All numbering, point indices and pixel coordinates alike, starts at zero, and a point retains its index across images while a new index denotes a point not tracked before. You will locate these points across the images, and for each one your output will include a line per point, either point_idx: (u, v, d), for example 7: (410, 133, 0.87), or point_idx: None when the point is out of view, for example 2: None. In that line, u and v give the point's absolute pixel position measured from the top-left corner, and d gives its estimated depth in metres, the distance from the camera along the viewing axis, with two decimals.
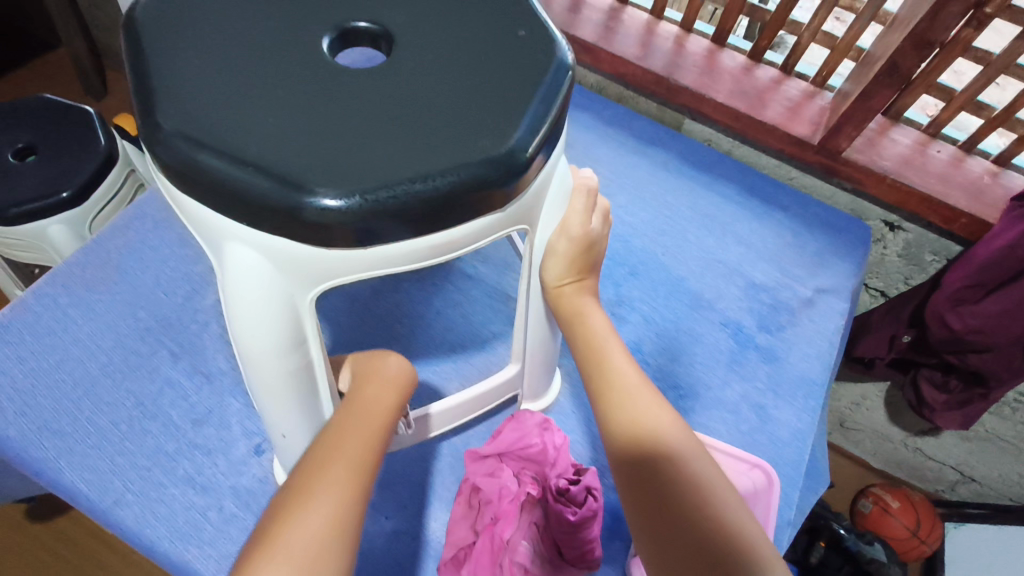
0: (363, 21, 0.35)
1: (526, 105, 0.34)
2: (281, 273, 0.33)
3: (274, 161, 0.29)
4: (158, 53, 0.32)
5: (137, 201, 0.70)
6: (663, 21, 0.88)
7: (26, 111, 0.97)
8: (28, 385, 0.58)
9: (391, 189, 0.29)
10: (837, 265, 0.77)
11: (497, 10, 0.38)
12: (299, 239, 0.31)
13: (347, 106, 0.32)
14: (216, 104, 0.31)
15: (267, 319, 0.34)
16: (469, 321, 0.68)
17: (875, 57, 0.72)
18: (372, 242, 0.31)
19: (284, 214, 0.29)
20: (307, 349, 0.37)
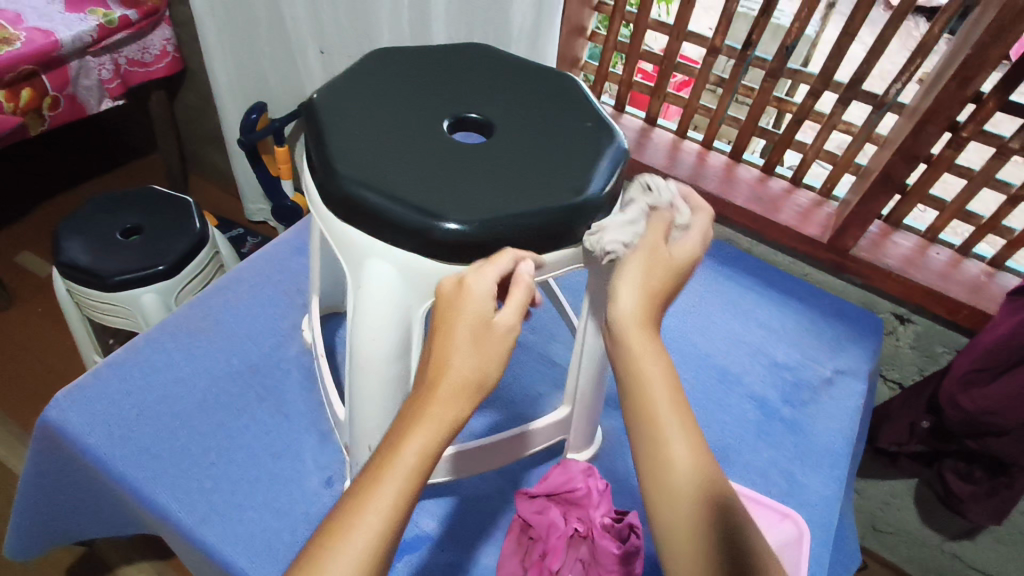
0: (475, 112, 0.50)
1: (597, 171, 0.47)
2: (408, 285, 0.44)
3: (416, 197, 0.42)
4: (330, 125, 0.47)
5: (237, 266, 0.82)
6: (686, 139, 1.03)
7: (136, 197, 1.12)
8: (135, 414, 0.66)
9: (500, 220, 0.42)
10: (855, 351, 0.85)
11: (573, 110, 0.52)
12: (428, 255, 0.43)
13: (464, 167, 0.45)
14: (373, 160, 0.44)
15: (387, 323, 0.45)
16: (519, 382, 0.76)
17: (871, 170, 0.84)
18: (483, 258, 0.43)
19: (419, 234, 0.41)
20: (410, 356, 0.47)
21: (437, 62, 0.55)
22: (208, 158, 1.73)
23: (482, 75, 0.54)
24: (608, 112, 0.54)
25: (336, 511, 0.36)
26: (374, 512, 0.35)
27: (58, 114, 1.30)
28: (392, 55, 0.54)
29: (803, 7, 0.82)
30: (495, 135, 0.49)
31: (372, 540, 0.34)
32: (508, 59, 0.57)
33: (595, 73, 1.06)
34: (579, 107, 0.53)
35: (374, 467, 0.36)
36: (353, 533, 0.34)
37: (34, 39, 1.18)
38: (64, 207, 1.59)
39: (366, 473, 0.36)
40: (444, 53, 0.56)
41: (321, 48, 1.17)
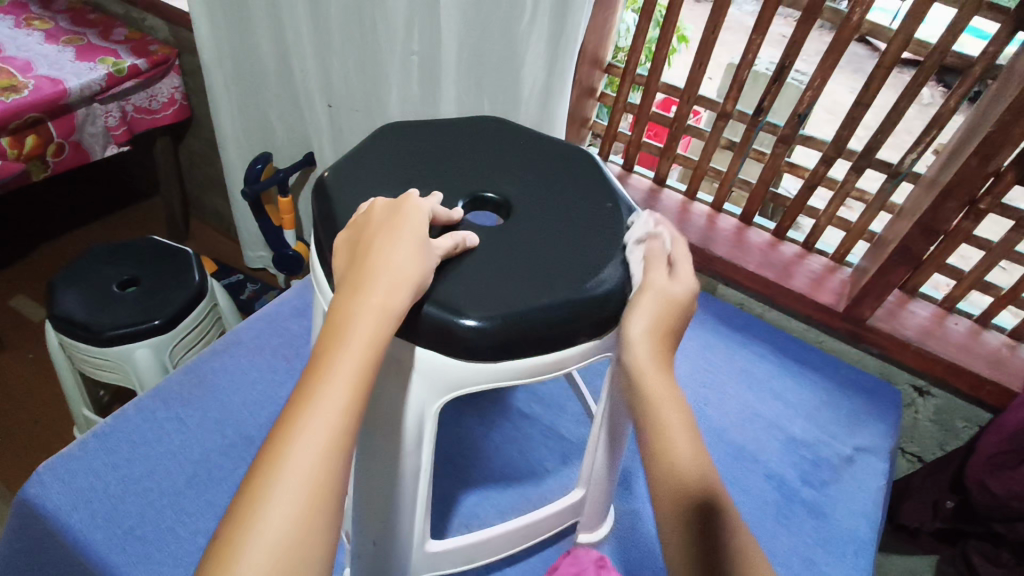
0: (491, 194, 0.53)
1: (615, 261, 0.47)
2: (425, 382, 0.45)
3: (435, 292, 0.44)
4: (348, 212, 0.49)
5: (235, 328, 0.79)
6: (696, 201, 1.01)
7: (134, 247, 1.10)
8: (120, 491, 0.63)
9: (519, 315, 0.43)
10: (874, 426, 0.81)
11: (591, 192, 0.54)
12: (446, 352, 0.44)
13: (486, 258, 0.47)
14: None
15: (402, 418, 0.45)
16: (526, 457, 0.73)
17: (887, 240, 0.82)
18: (503, 357, 0.44)
19: (442, 331, 0.43)
20: (422, 450, 0.47)
21: (456, 140, 0.58)
22: (210, 203, 1.72)
23: (500, 154, 0.57)
24: (626, 193, 0.55)
25: (247, 480, 0.35)
26: (291, 473, 0.35)
27: (61, 160, 1.29)
28: (411, 131, 0.58)
29: (815, 77, 0.82)
30: (511, 218, 0.51)
31: (297, 498, 0.34)
32: (524, 135, 0.60)
33: (603, 133, 1.06)
34: (596, 189, 0.54)
35: (277, 434, 0.36)
36: (293, 448, 0.35)
37: (43, 87, 1.19)
38: (61, 251, 1.57)
39: (271, 441, 0.36)
40: (463, 131, 0.59)
41: (328, 102, 1.17)
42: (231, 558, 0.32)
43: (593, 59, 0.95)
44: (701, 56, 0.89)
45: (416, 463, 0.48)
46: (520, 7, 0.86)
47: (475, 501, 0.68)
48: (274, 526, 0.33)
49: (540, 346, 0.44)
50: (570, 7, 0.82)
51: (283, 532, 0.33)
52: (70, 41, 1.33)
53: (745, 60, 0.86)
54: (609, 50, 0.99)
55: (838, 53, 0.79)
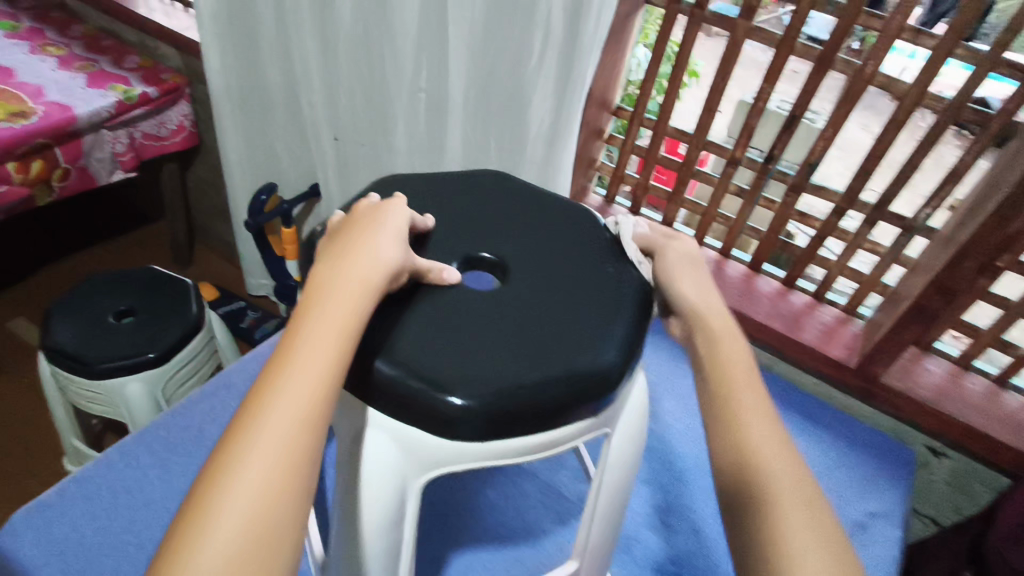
0: (487, 253, 0.52)
1: (621, 328, 0.47)
2: (409, 459, 0.44)
3: (422, 365, 0.42)
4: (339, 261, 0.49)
5: (228, 368, 0.78)
6: (703, 246, 1.00)
7: (133, 277, 1.09)
8: (97, 542, 0.61)
9: (514, 393, 0.41)
10: (885, 492, 0.79)
11: (595, 256, 0.54)
12: (432, 431, 0.42)
13: (477, 327, 0.46)
14: (384, 320, 0.45)
15: (384, 496, 0.43)
16: (521, 515, 0.70)
17: (902, 295, 0.80)
18: (493, 437, 0.42)
19: (425, 408, 0.41)
20: (404, 525, 0.45)
21: (453, 195, 0.58)
22: (215, 229, 1.72)
23: (498, 211, 0.57)
24: (633, 254, 0.55)
25: (237, 420, 0.37)
26: (272, 430, 0.36)
27: (67, 185, 1.29)
28: (419, 181, 0.59)
29: (828, 127, 0.80)
30: (507, 278, 0.51)
31: (286, 435, 0.36)
32: (525, 193, 0.60)
33: (611, 175, 1.04)
34: (595, 251, 0.54)
35: (245, 416, 0.37)
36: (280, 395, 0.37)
37: (51, 113, 1.19)
38: (63, 275, 1.56)
39: (260, 382, 0.38)
40: (471, 184, 0.60)
41: (335, 135, 1.17)
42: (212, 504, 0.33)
43: (602, 101, 0.94)
44: (711, 102, 0.88)
45: (400, 536, 0.45)
46: (528, 49, 0.85)
47: (467, 562, 0.65)
48: (259, 470, 0.35)
49: (535, 425, 0.42)
50: (578, 51, 0.82)
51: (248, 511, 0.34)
52: (82, 67, 1.34)
53: (756, 107, 0.84)
54: (618, 93, 0.98)
55: (851, 104, 0.78)
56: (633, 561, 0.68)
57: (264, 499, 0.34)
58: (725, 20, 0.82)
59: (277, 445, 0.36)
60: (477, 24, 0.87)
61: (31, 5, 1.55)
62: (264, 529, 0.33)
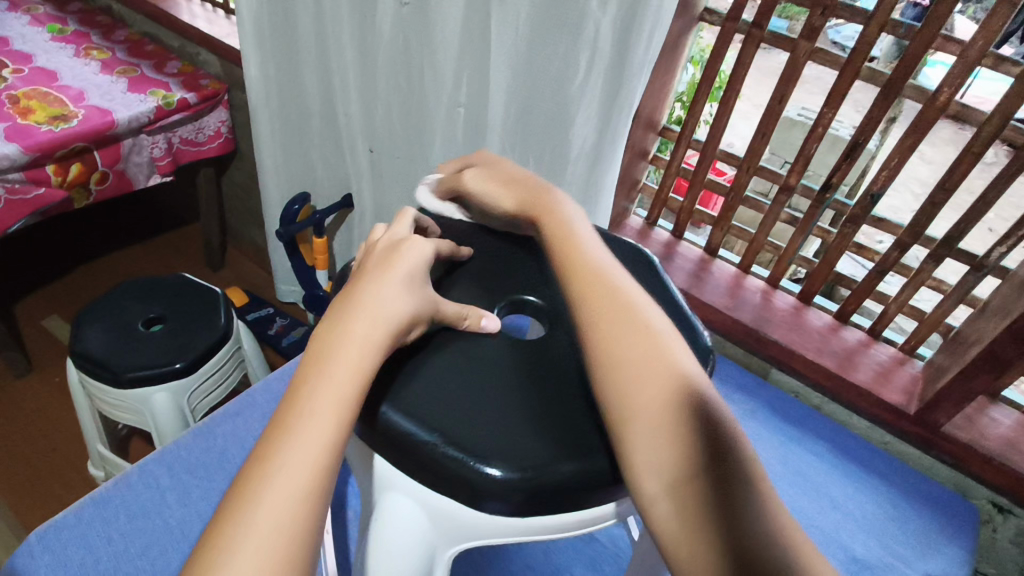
0: (532, 298, 0.56)
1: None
2: (441, 529, 0.44)
3: (461, 435, 0.42)
4: None
5: (250, 388, 0.76)
6: (749, 275, 0.94)
7: (163, 284, 1.08)
8: (111, 569, 0.58)
9: (554, 467, 0.41)
10: (945, 550, 0.72)
11: (648, 305, 0.53)
12: (467, 504, 0.41)
13: (520, 392, 0.46)
14: (429, 381, 0.46)
15: (415, 563, 0.43)
16: (552, 561, 0.66)
17: (970, 338, 0.74)
18: (530, 513, 0.41)
19: (461, 479, 0.41)
20: None
21: (499, 246, 0.61)
22: (248, 234, 1.72)
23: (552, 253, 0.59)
24: (688, 308, 0.54)
25: (241, 478, 0.37)
26: (272, 491, 0.36)
27: (104, 188, 1.29)
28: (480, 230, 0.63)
29: (893, 155, 0.75)
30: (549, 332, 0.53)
31: (288, 496, 0.36)
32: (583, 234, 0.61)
33: (653, 197, 1.00)
34: (650, 296, 0.54)
35: (238, 487, 0.36)
36: (282, 454, 0.37)
37: (91, 117, 1.20)
38: (97, 274, 1.58)
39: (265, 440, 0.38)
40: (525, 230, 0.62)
41: (370, 147, 1.15)
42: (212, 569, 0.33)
43: (649, 121, 0.90)
44: (765, 126, 0.83)
45: None
46: (573, 67, 0.82)
47: None
48: (259, 532, 0.34)
49: (572, 498, 0.42)
50: (627, 70, 0.78)
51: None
52: (124, 72, 1.35)
53: (814, 133, 0.79)
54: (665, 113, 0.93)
55: (920, 133, 0.72)
56: None
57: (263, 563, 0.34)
58: (784, 40, 0.78)
59: (277, 506, 0.35)
60: (521, 39, 0.84)
61: (79, 9, 1.58)
62: None
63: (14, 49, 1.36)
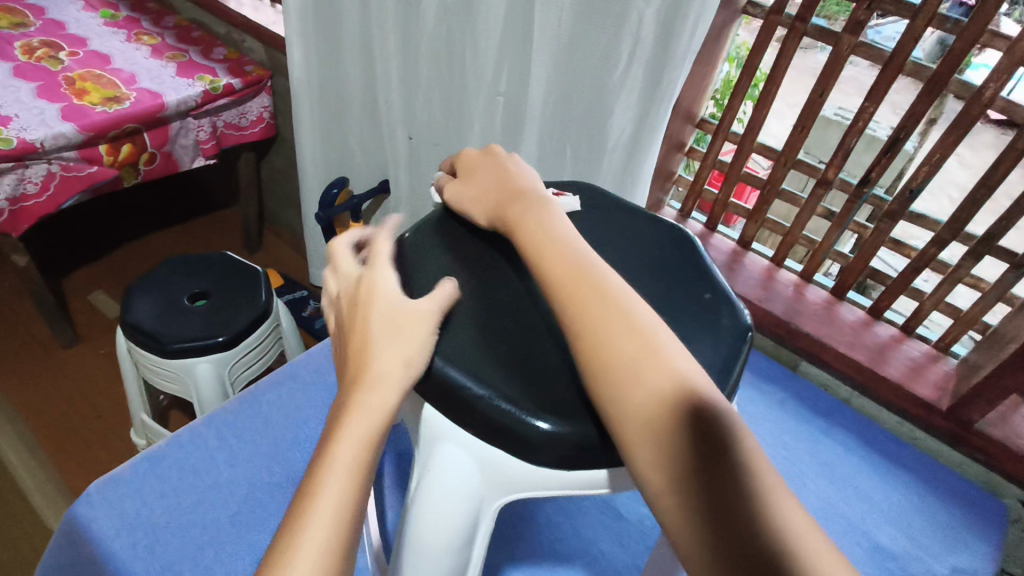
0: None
1: (712, 364, 0.47)
2: (488, 481, 0.46)
3: (510, 389, 0.45)
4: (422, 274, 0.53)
5: (294, 359, 0.79)
6: (782, 268, 0.95)
7: (207, 261, 1.12)
8: (166, 522, 0.62)
9: (599, 426, 0.44)
10: (972, 544, 0.73)
11: (688, 277, 0.54)
12: (516, 454, 0.45)
13: (562, 352, 0.49)
14: (473, 337, 0.48)
15: (462, 512, 0.46)
16: (581, 533, 0.68)
17: (1006, 337, 0.74)
18: (576, 466, 0.45)
19: (512, 429, 0.44)
20: (474, 543, 0.48)
21: None
22: (284, 217, 1.76)
23: (590, 223, 0.59)
24: (726, 282, 0.54)
25: (292, 506, 0.38)
26: (320, 516, 0.37)
27: (152, 168, 1.34)
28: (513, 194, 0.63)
29: (935, 151, 0.75)
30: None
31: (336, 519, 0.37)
32: (617, 207, 0.62)
33: (688, 188, 1.01)
34: (690, 268, 0.55)
35: (293, 516, 0.37)
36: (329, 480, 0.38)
37: (143, 100, 1.25)
38: (140, 252, 1.63)
39: (313, 466, 0.39)
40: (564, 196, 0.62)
41: (409, 134, 1.17)
42: None
43: (687, 113, 0.91)
44: (805, 119, 0.84)
45: (468, 557, 0.48)
46: (615, 57, 0.83)
47: None
48: (311, 558, 0.35)
49: (613, 458, 0.45)
50: (668, 61, 0.79)
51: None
52: (173, 57, 1.40)
53: (854, 127, 0.80)
54: (704, 105, 0.94)
55: (963, 129, 0.72)
56: None
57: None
58: (828, 35, 0.78)
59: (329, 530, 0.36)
60: (564, 29, 0.85)
61: None
62: None
63: (71, 32, 1.42)
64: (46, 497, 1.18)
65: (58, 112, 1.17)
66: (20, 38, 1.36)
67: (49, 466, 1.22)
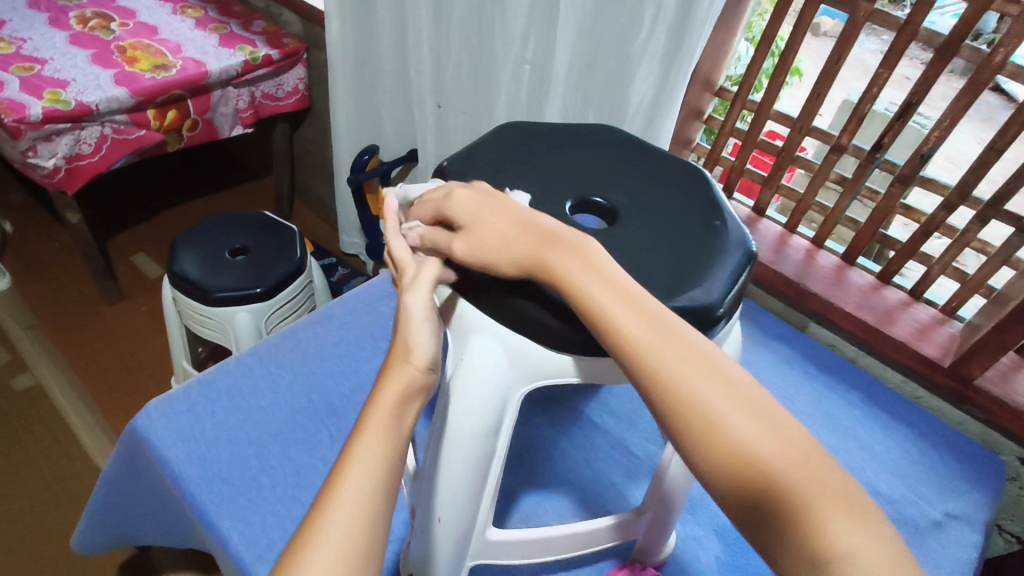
0: (600, 199, 0.59)
1: (720, 276, 0.52)
2: (517, 372, 0.51)
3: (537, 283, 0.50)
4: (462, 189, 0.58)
5: (330, 303, 0.86)
6: (795, 234, 0.98)
7: (247, 220, 1.19)
8: (215, 437, 0.69)
9: None
10: (968, 493, 0.76)
11: (701, 207, 0.59)
12: (545, 341, 0.49)
13: None
14: None
15: (492, 398, 0.51)
16: (591, 466, 0.74)
17: (1008, 296, 0.76)
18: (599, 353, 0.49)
19: (541, 316, 0.49)
20: (500, 435, 0.52)
21: (552, 139, 0.66)
22: (315, 189, 1.83)
23: (610, 160, 0.64)
24: (734, 212, 0.59)
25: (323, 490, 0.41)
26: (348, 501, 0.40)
27: (194, 135, 1.41)
28: (534, 130, 0.67)
29: (945, 116, 0.78)
30: (619, 221, 0.57)
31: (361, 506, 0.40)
32: (635, 147, 0.66)
33: (706, 156, 1.05)
34: (702, 200, 0.60)
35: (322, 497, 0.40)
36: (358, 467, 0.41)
37: (188, 67, 1.31)
38: (179, 218, 1.71)
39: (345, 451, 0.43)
40: (585, 136, 0.67)
41: (438, 102, 1.23)
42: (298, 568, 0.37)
43: (706, 81, 0.94)
44: (820, 87, 0.87)
45: (493, 448, 0.52)
46: (638, 23, 0.87)
47: (536, 501, 0.70)
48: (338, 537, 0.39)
49: None
50: (689, 27, 0.82)
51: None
52: (216, 29, 1.46)
53: (868, 94, 0.83)
54: (723, 74, 0.98)
55: (973, 94, 0.75)
56: (698, 523, 0.70)
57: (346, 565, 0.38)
58: (845, 3, 0.81)
59: (355, 516, 0.40)
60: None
61: None
62: None
63: (120, 4, 1.49)
64: (95, 439, 1.27)
65: (111, 78, 1.24)
66: (74, 9, 1.44)
67: (97, 411, 1.31)
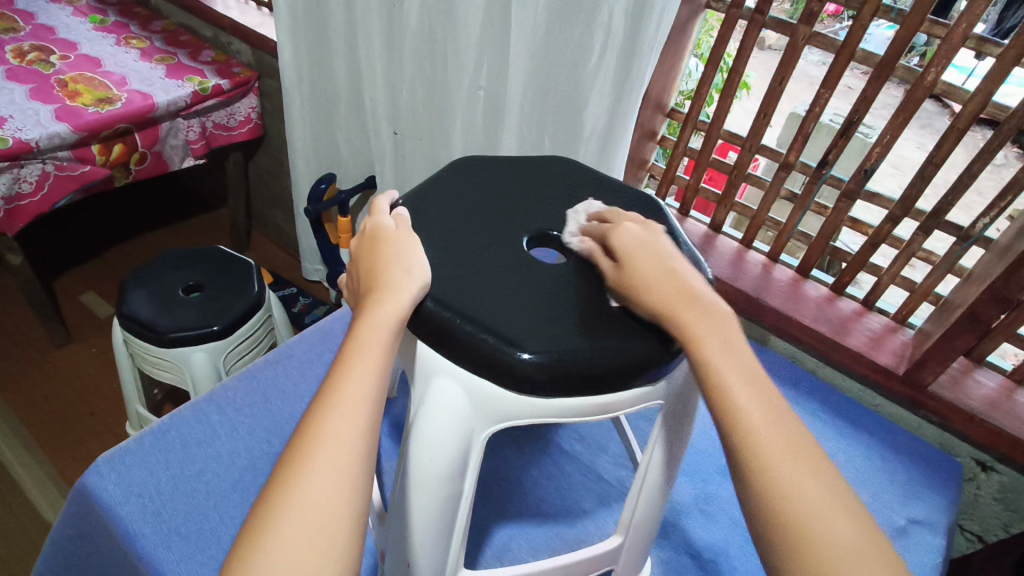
0: (556, 232, 0.60)
1: None
2: (478, 413, 0.50)
3: (496, 326, 0.49)
4: (420, 227, 0.58)
5: (289, 340, 0.84)
6: (751, 250, 1.00)
7: (201, 255, 1.16)
8: (171, 489, 0.66)
9: (579, 356, 0.48)
10: (930, 498, 0.78)
11: None
12: (503, 385, 0.49)
13: (544, 291, 0.54)
14: (462, 281, 0.53)
15: (452, 442, 0.49)
16: (564, 495, 0.73)
17: (954, 304, 0.79)
18: (558, 394, 0.49)
19: (498, 359, 0.48)
20: (466, 476, 0.51)
21: (508, 174, 0.67)
22: (272, 218, 1.80)
23: (566, 195, 0.65)
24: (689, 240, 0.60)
25: (295, 442, 0.41)
26: (321, 450, 0.40)
27: (143, 168, 1.37)
28: (489, 164, 0.67)
29: (886, 132, 0.80)
30: (575, 255, 0.58)
31: (332, 456, 0.39)
32: (590, 180, 0.67)
33: (661, 176, 1.06)
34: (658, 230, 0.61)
35: (295, 448, 0.40)
36: (330, 420, 0.41)
37: (133, 100, 1.27)
38: (129, 254, 1.66)
39: (315, 406, 0.42)
40: (541, 170, 0.68)
41: (395, 129, 1.22)
42: (273, 514, 0.37)
43: (657, 102, 0.96)
44: (767, 105, 0.89)
45: (460, 490, 0.51)
46: (588, 49, 0.88)
47: (508, 535, 0.68)
48: (311, 485, 0.38)
49: (591, 387, 0.49)
50: (637, 51, 0.84)
51: (327, 492, 0.38)
52: (162, 60, 1.43)
53: (812, 112, 0.85)
54: (673, 96, 1.00)
55: (910, 111, 0.78)
56: (674, 547, 0.70)
57: (319, 511, 0.37)
58: (785, 26, 0.84)
59: (328, 463, 0.39)
60: (540, 24, 0.90)
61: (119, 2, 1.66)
62: (317, 533, 0.37)
63: (60, 36, 1.44)
64: (43, 490, 1.20)
65: (51, 113, 1.20)
66: (10, 42, 1.39)
67: (45, 461, 1.24)
